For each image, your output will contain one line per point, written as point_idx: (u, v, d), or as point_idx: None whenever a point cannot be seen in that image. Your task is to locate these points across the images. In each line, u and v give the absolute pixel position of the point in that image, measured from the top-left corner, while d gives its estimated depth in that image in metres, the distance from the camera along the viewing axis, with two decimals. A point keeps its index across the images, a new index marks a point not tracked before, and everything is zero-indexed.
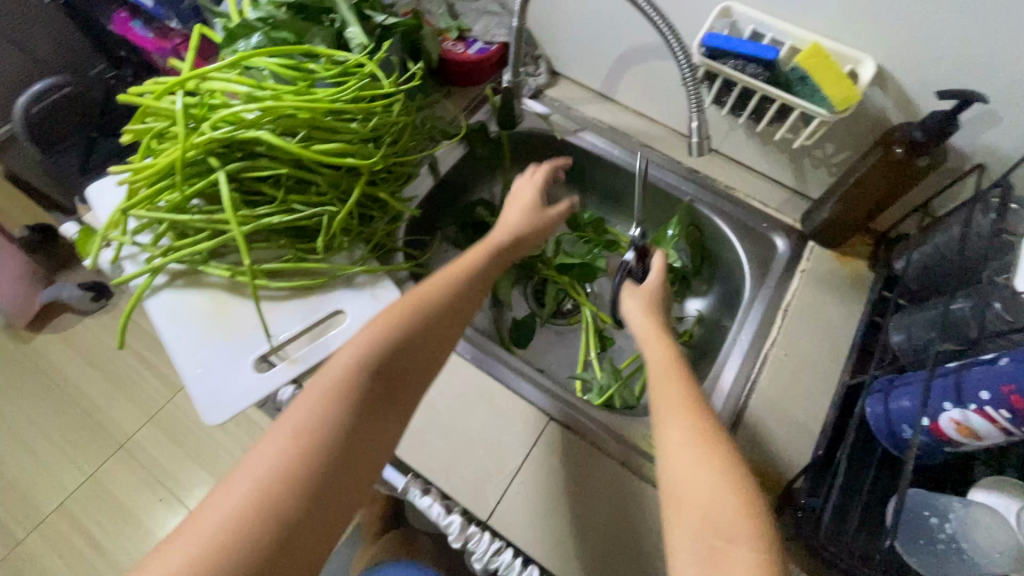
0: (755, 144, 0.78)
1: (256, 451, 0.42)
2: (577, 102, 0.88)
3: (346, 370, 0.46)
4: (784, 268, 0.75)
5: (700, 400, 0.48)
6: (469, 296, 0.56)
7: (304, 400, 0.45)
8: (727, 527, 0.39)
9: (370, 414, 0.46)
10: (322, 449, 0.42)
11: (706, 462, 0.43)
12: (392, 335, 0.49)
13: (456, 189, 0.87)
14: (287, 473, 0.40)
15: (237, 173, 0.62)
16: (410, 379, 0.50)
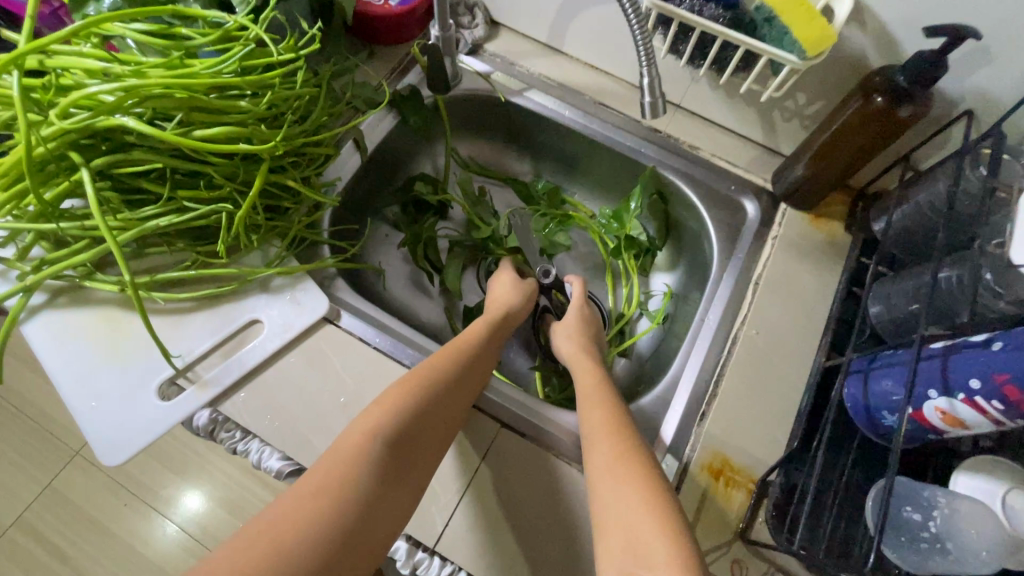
0: (720, 96, 0.69)
1: (257, 533, 0.37)
2: (521, 56, 0.77)
3: (362, 439, 0.44)
4: (754, 235, 0.68)
5: (620, 420, 0.50)
6: (478, 364, 0.57)
7: (316, 473, 0.41)
8: (643, 545, 0.38)
9: (389, 486, 0.43)
10: (336, 527, 0.38)
11: (624, 483, 0.43)
12: (405, 405, 0.48)
13: (390, 166, 0.77)
14: (290, 557, 0.36)
15: (109, 169, 0.52)
16: (428, 448, 0.48)
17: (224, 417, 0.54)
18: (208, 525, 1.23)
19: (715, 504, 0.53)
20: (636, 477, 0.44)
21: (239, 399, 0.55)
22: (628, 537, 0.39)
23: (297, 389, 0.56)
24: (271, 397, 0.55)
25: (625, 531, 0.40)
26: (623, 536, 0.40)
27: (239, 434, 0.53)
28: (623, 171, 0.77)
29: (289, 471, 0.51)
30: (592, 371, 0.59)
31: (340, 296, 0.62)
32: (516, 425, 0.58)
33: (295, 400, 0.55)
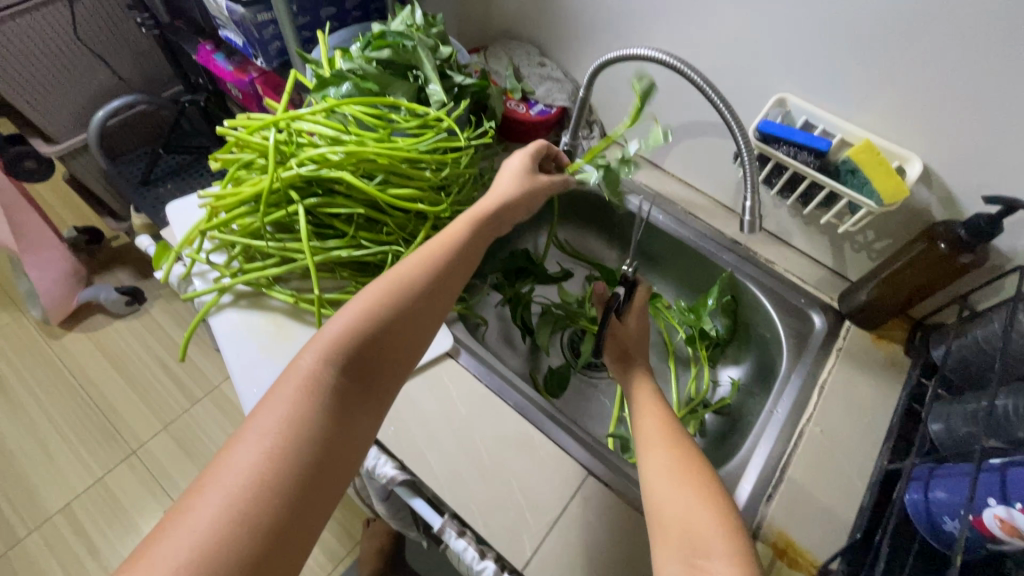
0: (796, 223, 0.81)
1: (213, 477, 0.40)
2: (627, 167, 0.93)
3: (311, 375, 0.45)
4: (820, 344, 0.76)
5: (673, 421, 0.56)
6: (452, 273, 0.56)
7: (271, 412, 0.43)
8: (704, 540, 0.44)
9: (341, 413, 0.45)
10: (306, 448, 0.42)
11: (683, 475, 0.49)
12: (365, 323, 0.49)
13: (502, 237, 0.91)
14: (273, 481, 0.40)
15: (314, 208, 0.67)
16: (390, 361, 0.50)
17: None
18: None
19: None
20: (694, 476, 0.49)
21: None
22: (686, 534, 0.45)
23: (418, 408, 0.65)
24: (396, 411, 0.64)
25: (684, 523, 0.46)
26: (680, 528, 0.45)
27: None
28: (702, 271, 0.88)
29: (402, 479, 0.60)
30: (644, 376, 0.65)
31: (458, 337, 0.72)
32: (601, 474, 0.61)
33: (414, 415, 0.64)
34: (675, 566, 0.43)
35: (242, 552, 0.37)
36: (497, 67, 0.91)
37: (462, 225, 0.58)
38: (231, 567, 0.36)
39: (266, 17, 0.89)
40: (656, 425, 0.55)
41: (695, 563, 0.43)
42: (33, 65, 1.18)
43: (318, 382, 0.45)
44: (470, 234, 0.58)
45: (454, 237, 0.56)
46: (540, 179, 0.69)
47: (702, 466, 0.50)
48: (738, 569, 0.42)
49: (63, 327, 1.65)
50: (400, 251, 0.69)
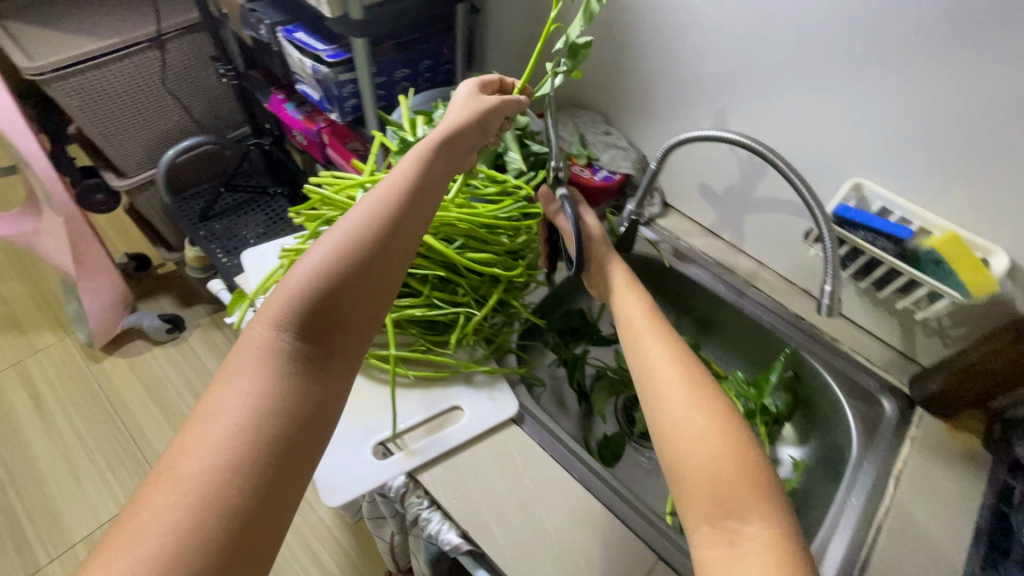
0: (864, 303, 0.80)
1: (173, 463, 0.40)
2: (687, 235, 0.93)
3: (264, 349, 0.46)
4: (892, 431, 0.74)
5: (683, 350, 0.57)
6: (407, 222, 0.55)
7: (227, 391, 0.44)
8: (737, 503, 0.46)
9: (301, 378, 0.46)
10: (277, 413, 0.44)
11: (709, 430, 0.50)
12: (316, 286, 0.49)
13: (560, 297, 0.91)
14: (250, 448, 0.41)
15: None
16: (348, 318, 0.50)
17: (418, 484, 0.63)
18: None
19: None
20: (720, 431, 0.50)
21: (435, 473, 0.63)
22: (716, 496, 0.47)
23: (485, 476, 0.63)
24: (461, 478, 0.63)
25: (712, 483, 0.48)
26: (710, 490, 0.47)
27: (426, 502, 0.62)
28: (764, 345, 0.86)
29: (467, 550, 0.58)
30: (641, 303, 0.64)
31: (523, 402, 0.71)
32: (673, 561, 0.59)
33: (480, 484, 0.63)
34: (707, 528, 0.47)
35: (229, 518, 0.38)
36: (563, 134, 0.95)
37: (410, 163, 0.56)
38: (225, 529, 0.38)
39: (347, 77, 0.93)
40: (678, 372, 0.55)
41: (728, 527, 0.46)
42: (118, 105, 1.26)
43: (274, 354, 0.46)
44: (422, 174, 0.56)
45: (405, 179, 0.55)
46: (486, 100, 0.65)
47: (729, 417, 0.51)
48: (773, 531, 0.44)
49: (105, 351, 1.65)
50: (472, 313, 0.69)
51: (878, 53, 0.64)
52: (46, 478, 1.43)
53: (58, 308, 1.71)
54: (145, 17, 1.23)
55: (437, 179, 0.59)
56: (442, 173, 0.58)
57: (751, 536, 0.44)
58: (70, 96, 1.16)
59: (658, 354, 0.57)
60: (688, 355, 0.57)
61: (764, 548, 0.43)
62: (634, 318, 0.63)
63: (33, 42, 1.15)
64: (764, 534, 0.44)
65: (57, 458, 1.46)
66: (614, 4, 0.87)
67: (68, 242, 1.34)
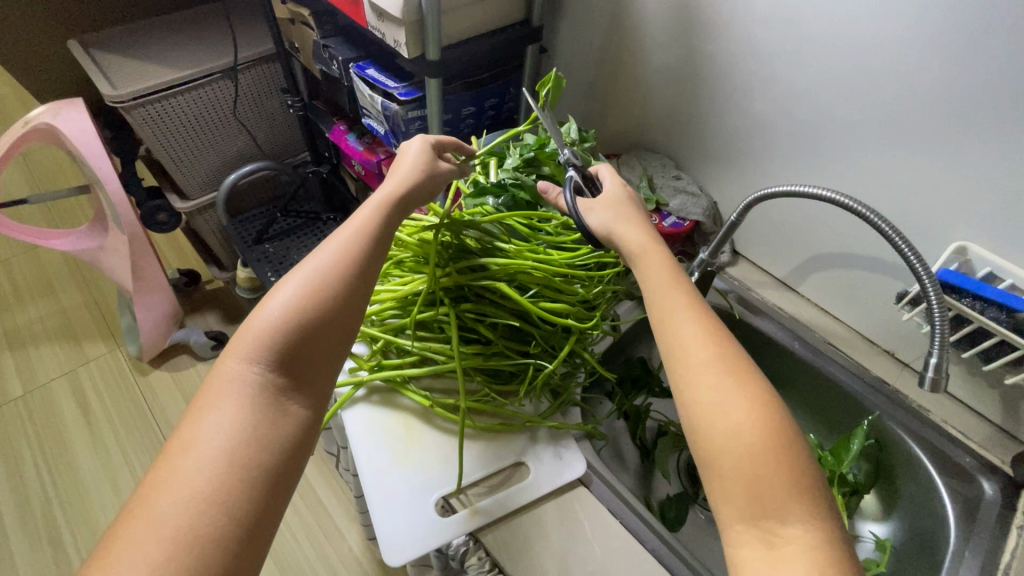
0: (961, 371, 0.74)
1: (153, 497, 0.43)
2: (758, 285, 0.90)
3: (237, 385, 0.50)
4: (995, 518, 0.67)
5: (719, 327, 0.51)
6: (373, 263, 0.58)
7: (202, 426, 0.48)
8: (777, 504, 0.42)
9: (273, 411, 0.50)
10: (254, 444, 0.48)
11: (745, 423, 0.45)
12: (288, 328, 0.52)
13: (623, 344, 0.88)
14: (234, 477, 0.45)
15: (462, 313, 0.67)
16: (319, 355, 0.54)
17: (479, 544, 0.59)
18: None
19: None
20: (759, 425, 0.45)
21: (499, 535, 0.60)
22: (755, 493, 0.43)
23: (552, 544, 0.59)
24: (528, 544, 0.59)
25: (750, 479, 0.44)
26: (747, 486, 0.43)
27: (486, 566, 0.58)
28: (844, 409, 0.81)
29: None
30: (670, 263, 0.57)
31: (589, 461, 0.67)
32: None
33: (548, 549, 0.59)
34: (742, 526, 0.43)
35: (217, 547, 0.42)
36: (630, 177, 0.93)
37: (374, 209, 0.60)
38: (214, 555, 0.42)
39: (415, 115, 0.94)
40: (714, 354, 0.49)
41: (767, 528, 0.42)
42: (188, 131, 1.31)
43: (247, 391, 0.50)
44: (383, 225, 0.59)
45: (369, 226, 0.58)
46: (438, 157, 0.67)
47: (770, 406, 0.46)
48: (815, 535, 0.41)
49: (152, 364, 1.67)
50: (540, 364, 0.67)
51: (991, 113, 0.60)
52: (87, 490, 1.44)
53: (111, 321, 1.75)
54: (222, 50, 1.29)
55: (393, 227, 0.62)
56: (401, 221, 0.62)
57: (792, 539, 0.41)
58: (145, 122, 1.22)
59: (692, 330, 0.51)
60: (724, 334, 0.51)
61: (811, 555, 0.40)
62: (663, 282, 0.55)
63: (119, 72, 1.22)
64: (805, 537, 0.41)
65: (100, 469, 1.47)
66: (690, 49, 0.85)
67: (129, 259, 1.38)
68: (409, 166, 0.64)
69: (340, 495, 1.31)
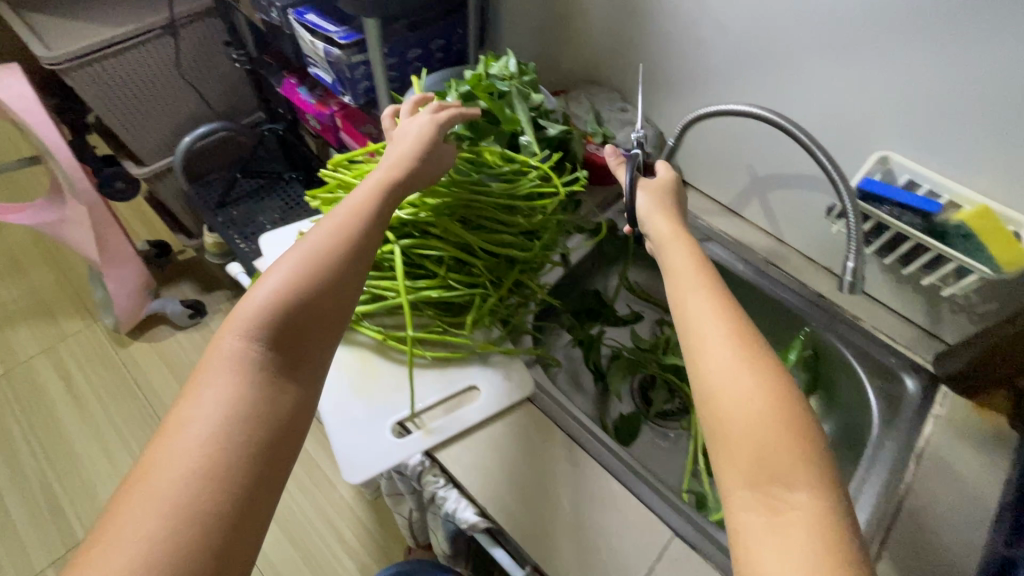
0: (889, 280, 0.78)
1: (149, 473, 0.42)
2: (705, 213, 0.93)
3: (231, 364, 0.48)
4: (914, 410, 0.73)
5: (733, 309, 0.51)
6: (366, 242, 0.57)
7: (198, 406, 0.46)
8: (783, 469, 0.42)
9: (270, 390, 0.49)
10: (251, 422, 0.46)
11: (754, 399, 0.45)
12: (280, 304, 0.51)
13: (577, 278, 0.91)
14: (230, 452, 0.44)
15: (408, 248, 0.69)
16: (314, 333, 0.53)
17: (435, 462, 0.64)
18: None
19: None
20: (770, 399, 0.45)
21: (454, 451, 0.65)
22: (760, 458, 0.43)
23: (503, 455, 0.64)
24: (481, 457, 0.64)
25: (757, 446, 0.43)
26: (752, 453, 0.43)
27: (442, 481, 0.64)
28: (785, 324, 0.86)
29: (483, 526, 0.61)
30: (692, 253, 0.57)
31: (538, 383, 0.71)
32: (689, 537, 0.60)
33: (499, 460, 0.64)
34: (746, 492, 0.42)
35: (211, 525, 0.40)
36: (578, 112, 0.93)
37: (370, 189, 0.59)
38: (209, 531, 0.40)
39: (358, 59, 0.93)
40: (727, 331, 0.49)
41: (770, 493, 0.41)
42: (134, 93, 1.27)
43: (242, 367, 0.48)
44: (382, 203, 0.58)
45: (363, 206, 0.57)
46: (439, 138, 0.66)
47: (781, 381, 0.46)
48: (822, 502, 0.40)
49: (131, 336, 1.68)
50: (486, 294, 0.70)
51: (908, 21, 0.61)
52: (81, 459, 1.48)
53: (85, 296, 1.75)
54: (158, 4, 1.24)
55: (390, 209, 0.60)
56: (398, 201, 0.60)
57: (796, 504, 0.40)
58: (87, 85, 1.18)
59: (706, 308, 0.51)
60: (739, 314, 0.51)
61: (815, 519, 0.39)
62: (681, 268, 0.56)
63: (52, 34, 1.17)
64: (811, 504, 0.40)
65: (91, 439, 1.51)
66: None
67: (91, 231, 1.36)
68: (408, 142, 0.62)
69: (325, 445, 1.37)
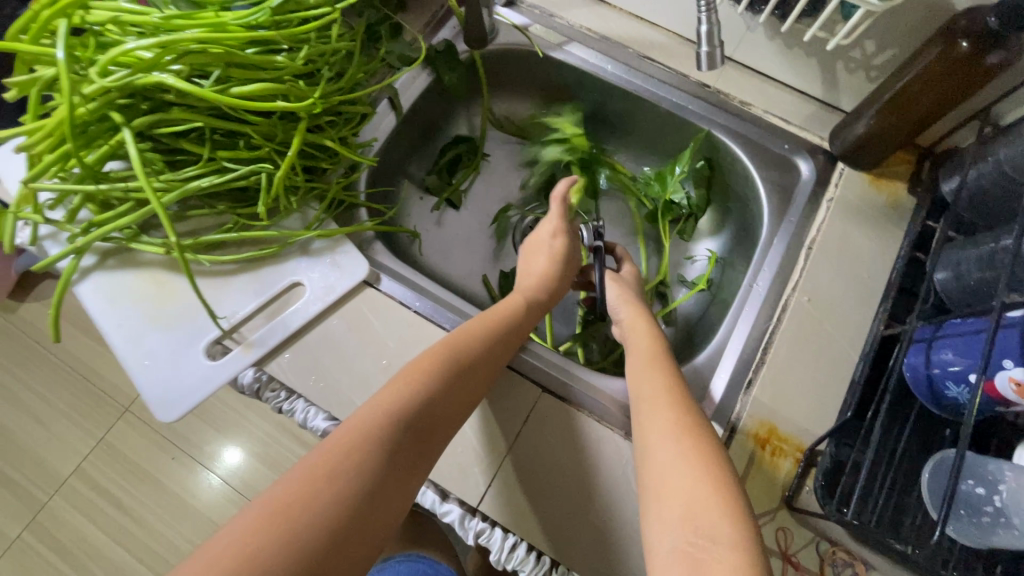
0: (778, 47, 0.65)
1: (232, 522, 0.35)
2: (561, 6, 0.74)
3: (372, 434, 0.41)
4: (807, 197, 0.64)
5: (679, 387, 0.49)
6: (505, 341, 0.53)
7: (303, 468, 0.38)
8: (708, 519, 0.38)
9: (395, 472, 0.40)
10: (351, 498, 0.37)
11: (685, 464, 0.42)
12: (429, 384, 0.45)
13: (425, 126, 0.75)
14: (310, 524, 0.35)
15: (148, 129, 0.52)
16: (443, 430, 0.45)
17: (270, 377, 0.55)
18: (248, 478, 1.35)
19: (760, 473, 0.52)
20: (705, 462, 0.41)
21: (284, 359, 0.56)
22: (688, 511, 0.39)
23: (342, 353, 0.56)
24: (316, 359, 0.56)
25: (687, 502, 0.39)
26: (682, 507, 0.39)
27: (284, 394, 0.54)
28: (669, 130, 0.73)
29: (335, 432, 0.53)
30: (650, 336, 0.56)
31: (379, 261, 0.61)
32: (556, 389, 0.56)
33: (337, 360, 0.56)
34: (671, 545, 0.38)
35: None
36: None
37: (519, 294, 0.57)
38: None
39: None
40: (673, 401, 0.47)
41: (693, 541, 0.37)
42: None
43: (377, 434, 0.41)
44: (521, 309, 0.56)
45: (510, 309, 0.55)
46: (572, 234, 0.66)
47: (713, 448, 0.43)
48: (742, 552, 0.36)
49: (15, 300, 1.48)
50: (274, 168, 0.55)
51: None
52: (10, 429, 1.38)
53: None
54: None
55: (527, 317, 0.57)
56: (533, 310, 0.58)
57: (719, 557, 0.36)
58: None
59: (658, 384, 0.49)
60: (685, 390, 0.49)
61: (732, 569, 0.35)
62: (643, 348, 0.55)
63: None
64: (732, 555, 0.36)
65: (11, 408, 1.40)
66: None
67: None
68: (542, 256, 0.63)
69: None
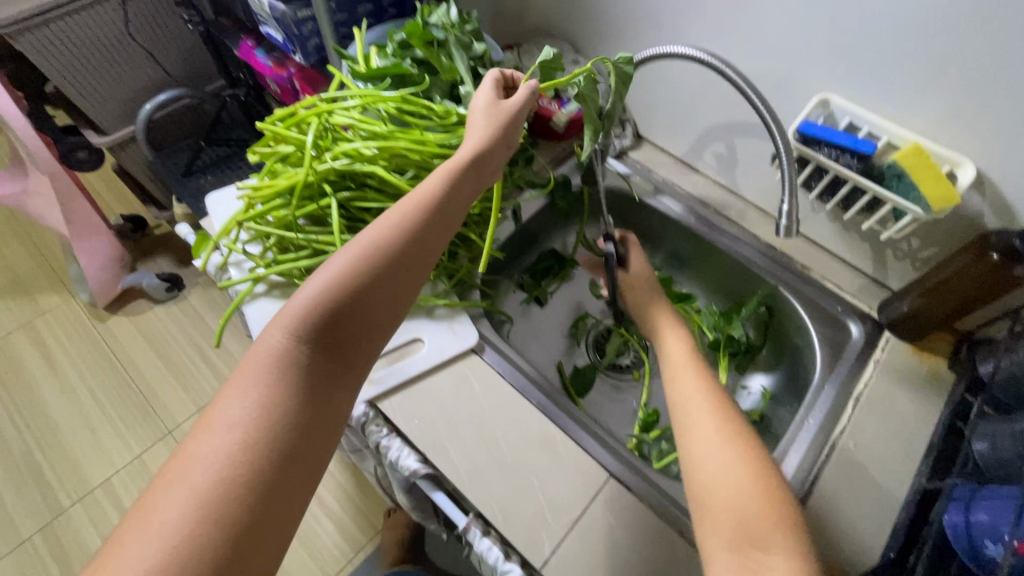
0: (837, 229, 0.79)
1: (170, 471, 0.39)
2: (659, 166, 0.92)
3: (277, 367, 0.44)
4: (857, 355, 0.73)
5: (722, 400, 0.56)
6: (427, 231, 0.52)
7: (218, 420, 0.41)
8: (760, 531, 0.45)
9: (310, 389, 0.45)
10: (275, 429, 0.42)
11: (736, 472, 0.49)
12: (328, 295, 0.46)
13: (532, 236, 0.91)
14: (244, 460, 0.40)
15: (346, 202, 0.68)
16: (361, 335, 0.48)
17: (379, 413, 0.65)
18: None
19: None
20: (752, 474, 0.48)
21: (395, 401, 0.65)
22: (741, 522, 0.46)
23: (443, 405, 0.66)
24: (420, 405, 0.65)
25: (739, 513, 0.46)
26: (735, 518, 0.46)
27: (385, 430, 0.64)
28: (738, 277, 0.86)
29: (425, 473, 0.61)
30: (689, 351, 0.63)
31: (485, 335, 0.72)
32: (624, 478, 0.61)
33: (438, 410, 0.65)
34: (729, 553, 0.45)
35: (214, 539, 0.36)
36: (530, 65, 0.91)
37: (444, 175, 0.54)
38: (213, 546, 0.36)
39: (304, 14, 0.91)
40: (717, 415, 0.54)
41: (748, 552, 0.44)
42: (84, 54, 1.23)
43: (287, 363, 0.45)
44: (443, 192, 0.53)
45: (431, 195, 0.53)
46: (506, 103, 0.60)
47: (760, 460, 0.50)
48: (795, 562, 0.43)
49: (110, 311, 1.65)
50: None
51: None
52: (61, 429, 1.46)
53: (62, 272, 1.72)
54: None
55: (461, 196, 0.56)
56: (467, 192, 0.56)
57: (773, 567, 0.43)
58: (38, 52, 1.16)
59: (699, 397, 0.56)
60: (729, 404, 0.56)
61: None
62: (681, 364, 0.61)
63: None
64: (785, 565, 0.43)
65: (70, 409, 1.49)
66: None
67: (56, 204, 1.32)
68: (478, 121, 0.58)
69: None
